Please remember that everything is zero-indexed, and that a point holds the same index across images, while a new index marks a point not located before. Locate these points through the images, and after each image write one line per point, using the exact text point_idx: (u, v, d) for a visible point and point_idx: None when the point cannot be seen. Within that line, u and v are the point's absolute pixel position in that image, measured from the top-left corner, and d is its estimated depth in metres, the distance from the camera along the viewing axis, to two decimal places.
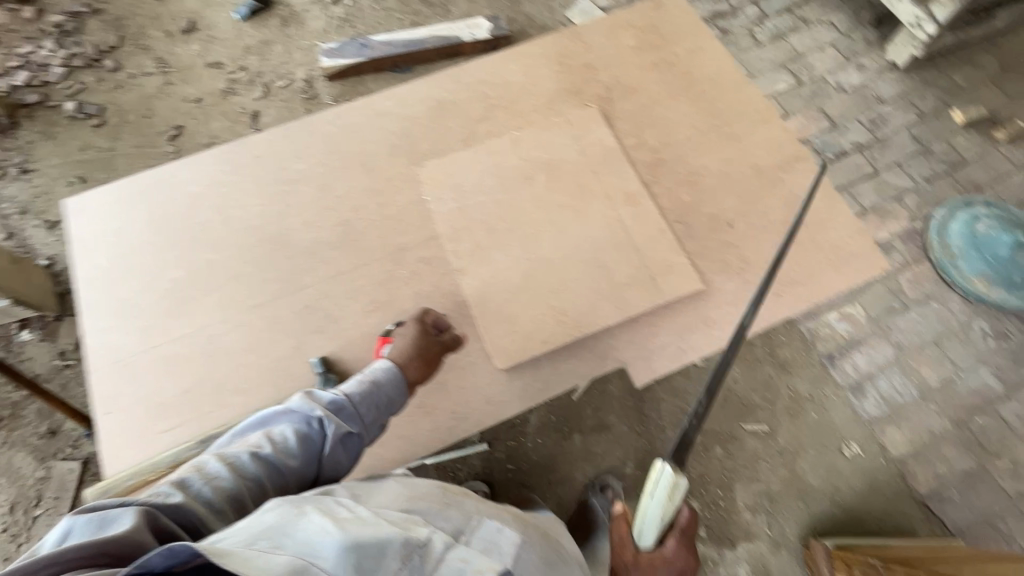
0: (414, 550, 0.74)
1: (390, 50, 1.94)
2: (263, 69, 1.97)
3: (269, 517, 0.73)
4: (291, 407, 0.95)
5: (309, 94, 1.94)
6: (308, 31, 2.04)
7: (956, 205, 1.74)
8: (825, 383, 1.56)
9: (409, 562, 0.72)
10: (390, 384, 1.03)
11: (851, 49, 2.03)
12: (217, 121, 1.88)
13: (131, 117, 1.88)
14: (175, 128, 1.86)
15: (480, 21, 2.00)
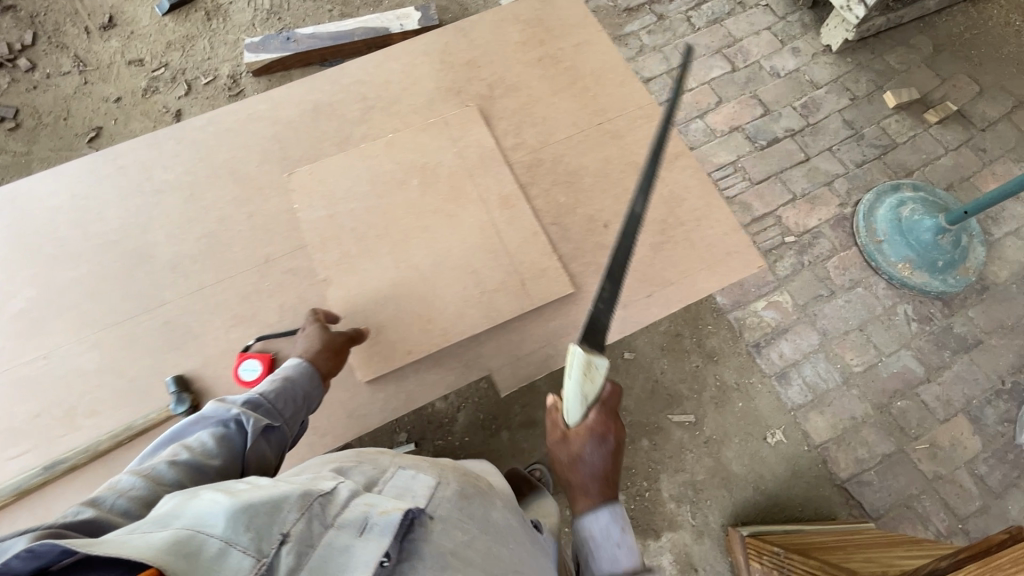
0: (314, 503, 0.59)
1: (316, 43, 1.88)
2: (186, 65, 1.90)
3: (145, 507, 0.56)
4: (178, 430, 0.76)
5: (234, 91, 1.89)
6: (234, 24, 1.97)
7: (884, 190, 1.74)
8: (751, 372, 1.57)
9: (309, 514, 0.57)
10: (312, 379, 0.75)
11: (787, 32, 2.01)
12: (139, 121, 1.83)
13: (48, 119, 1.81)
14: (94, 130, 1.80)
15: (409, 11, 1.94)
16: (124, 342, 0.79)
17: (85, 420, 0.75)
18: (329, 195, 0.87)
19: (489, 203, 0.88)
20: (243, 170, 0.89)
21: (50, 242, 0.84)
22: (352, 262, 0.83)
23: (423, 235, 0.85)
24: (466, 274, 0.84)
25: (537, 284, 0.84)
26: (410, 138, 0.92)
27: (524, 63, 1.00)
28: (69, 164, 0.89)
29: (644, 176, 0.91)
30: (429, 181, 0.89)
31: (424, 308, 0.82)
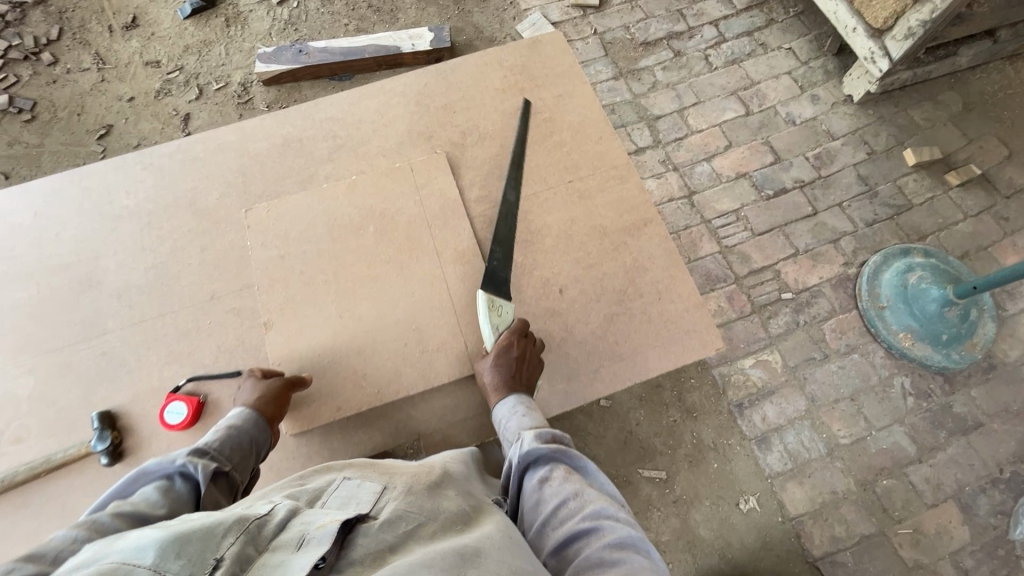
0: (251, 527, 0.52)
1: (327, 58, 1.89)
2: (200, 69, 1.94)
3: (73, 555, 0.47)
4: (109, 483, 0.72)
5: (243, 98, 1.91)
6: (251, 32, 1.99)
7: (892, 254, 1.66)
8: (730, 433, 1.51)
9: (246, 537, 0.50)
10: (256, 424, 0.72)
11: (808, 78, 1.94)
12: (147, 121, 1.86)
13: (63, 115, 1.86)
14: (104, 127, 1.84)
15: (422, 32, 1.94)
16: (59, 370, 0.79)
17: (8, 446, 0.75)
18: (282, 235, 0.86)
19: (443, 256, 0.85)
20: (202, 202, 0.89)
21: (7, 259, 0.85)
22: (294, 308, 0.82)
23: (372, 286, 0.83)
24: (410, 331, 0.81)
25: (480, 347, 0.81)
26: (371, 181, 0.90)
27: (501, 111, 0.97)
28: (34, 181, 0.90)
29: (609, 243, 0.88)
30: (385, 229, 0.87)
31: (361, 364, 0.80)
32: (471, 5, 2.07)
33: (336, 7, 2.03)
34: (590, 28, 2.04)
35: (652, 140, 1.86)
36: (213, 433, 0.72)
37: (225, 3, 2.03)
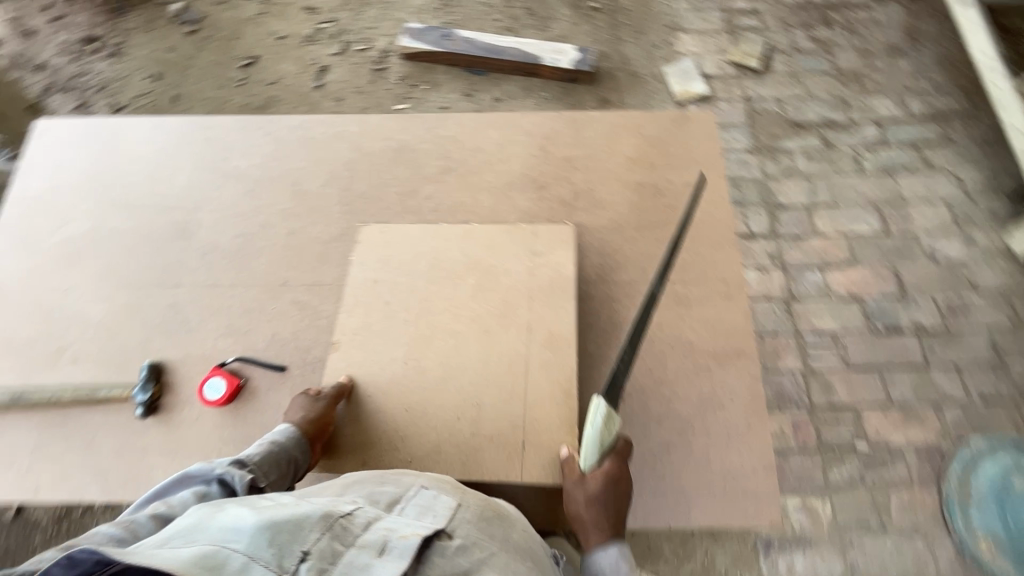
0: (337, 522, 0.53)
1: (468, 49, 1.90)
2: (350, 28, 2.00)
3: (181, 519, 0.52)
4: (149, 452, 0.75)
5: (380, 66, 1.94)
6: (407, 5, 2.04)
7: (1002, 444, 1.46)
8: (746, 568, 1.38)
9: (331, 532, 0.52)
10: (298, 445, 0.69)
11: (967, 214, 1.71)
12: (288, 64, 1.94)
13: (220, 37, 1.98)
14: (250, 59, 1.94)
15: (567, 50, 1.91)
16: (132, 310, 0.84)
17: (67, 364, 0.81)
18: (380, 260, 0.83)
19: (531, 337, 0.77)
20: (305, 187, 0.92)
21: (121, 190, 0.92)
22: (366, 338, 0.78)
23: (451, 344, 0.78)
24: (469, 406, 0.74)
25: (535, 455, 0.71)
26: (486, 232, 0.86)
27: (623, 182, 0.92)
28: (168, 122, 0.97)
29: (690, 361, 0.81)
30: (481, 287, 0.81)
31: (408, 422, 0.74)
32: (625, 34, 2.00)
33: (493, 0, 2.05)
34: (741, 91, 1.91)
35: (768, 228, 1.72)
36: (255, 447, 0.70)
37: None
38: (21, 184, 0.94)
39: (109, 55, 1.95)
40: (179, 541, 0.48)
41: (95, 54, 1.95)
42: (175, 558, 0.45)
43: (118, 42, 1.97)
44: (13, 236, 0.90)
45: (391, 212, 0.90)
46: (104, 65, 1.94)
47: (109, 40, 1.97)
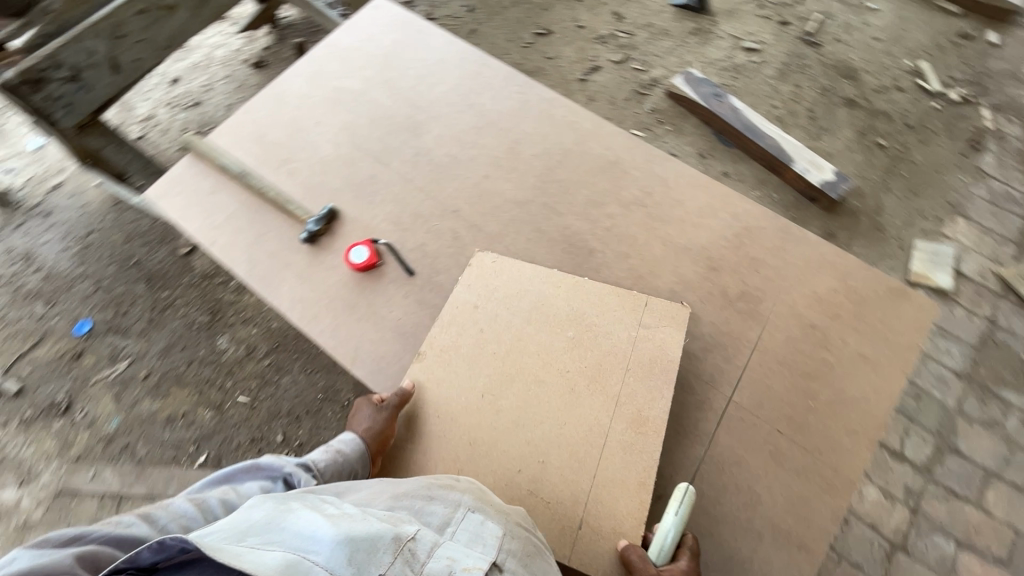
0: (405, 544, 0.56)
1: (729, 116, 1.91)
2: (640, 46, 2.15)
3: (249, 513, 0.57)
4: (289, 274, 0.93)
5: (643, 89, 2.06)
6: (702, 52, 2.13)
7: None
8: None
9: (401, 558, 0.55)
10: (360, 459, 0.76)
11: None
12: (570, 50, 2.15)
13: (536, 3, 2.26)
14: (545, 31, 2.19)
15: (826, 168, 1.79)
16: (348, 163, 1.01)
17: (286, 173, 1.01)
18: (488, 289, 0.87)
19: (618, 412, 0.78)
20: (522, 147, 1.01)
21: (400, 77, 1.09)
22: (451, 357, 0.83)
23: (526, 395, 0.79)
24: (534, 460, 0.76)
25: (588, 542, 0.71)
26: (598, 290, 0.86)
27: (797, 315, 0.86)
28: (436, 34, 1.14)
29: (745, 517, 0.75)
30: (580, 343, 0.82)
31: (470, 461, 0.76)
32: (897, 185, 1.83)
33: (782, 86, 2.04)
34: (990, 311, 1.63)
35: (925, 462, 1.45)
36: (324, 452, 0.77)
37: (708, 18, 2.20)
38: (341, 35, 1.14)
39: None
40: (261, 540, 0.53)
41: None
42: (261, 563, 0.49)
43: None
44: (314, 67, 1.11)
45: (572, 207, 0.95)
46: None
47: None
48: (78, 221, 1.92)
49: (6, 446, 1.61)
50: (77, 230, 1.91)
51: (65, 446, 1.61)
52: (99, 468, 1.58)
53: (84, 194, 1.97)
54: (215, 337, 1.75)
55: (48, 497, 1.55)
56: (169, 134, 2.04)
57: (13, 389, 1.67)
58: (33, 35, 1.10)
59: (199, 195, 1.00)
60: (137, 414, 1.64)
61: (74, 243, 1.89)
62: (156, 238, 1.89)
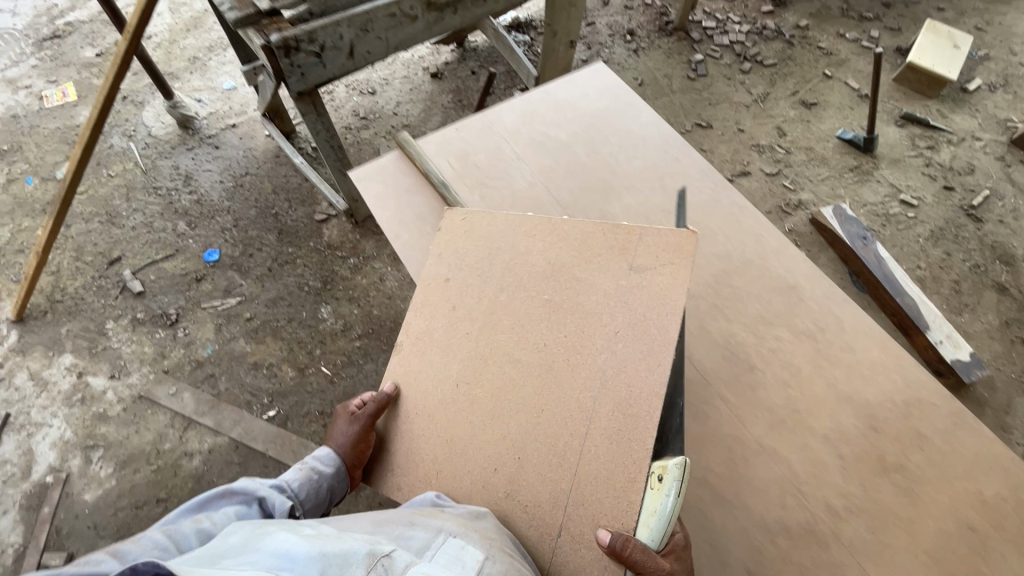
0: (379, 561, 0.56)
1: (872, 260, 1.86)
2: (793, 165, 2.16)
3: (231, 541, 0.60)
4: None
5: (787, 208, 2.07)
6: (856, 191, 2.11)
7: None
8: None
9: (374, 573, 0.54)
10: (338, 476, 0.87)
11: None
12: (724, 149, 2.20)
13: (705, 96, 2.34)
14: (704, 124, 2.26)
15: (962, 346, 1.68)
16: (536, 204, 1.07)
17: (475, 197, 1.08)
18: (456, 266, 0.97)
19: (600, 393, 0.80)
20: (704, 242, 1.02)
21: (606, 143, 1.15)
22: (425, 344, 0.93)
23: (495, 380, 0.87)
24: (509, 459, 0.81)
25: (567, 548, 0.74)
26: (584, 232, 0.92)
27: (956, 509, 0.80)
28: (599, 75, 1.25)
29: None
30: (555, 307, 0.88)
31: (447, 463, 0.84)
32: None
33: (930, 249, 1.99)
34: None
35: None
36: (295, 471, 0.87)
37: (871, 159, 2.18)
38: (558, 86, 1.23)
39: (631, 52, 2.46)
40: (238, 562, 0.54)
41: (624, 46, 2.47)
42: None
43: (640, 47, 2.47)
44: (527, 107, 1.19)
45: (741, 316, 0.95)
46: (623, 56, 2.45)
47: (639, 42, 2.48)
48: (239, 160, 2.10)
49: (113, 338, 1.73)
50: (236, 169, 2.08)
51: (160, 356, 1.71)
52: (180, 387, 1.66)
53: (253, 140, 2.16)
54: (320, 304, 1.82)
55: (130, 397, 1.64)
56: (342, 111, 2.22)
57: (136, 288, 1.80)
58: (303, 9, 1.22)
59: (395, 190, 1.09)
60: (229, 350, 1.73)
61: (229, 179, 2.06)
62: (298, 197, 2.02)
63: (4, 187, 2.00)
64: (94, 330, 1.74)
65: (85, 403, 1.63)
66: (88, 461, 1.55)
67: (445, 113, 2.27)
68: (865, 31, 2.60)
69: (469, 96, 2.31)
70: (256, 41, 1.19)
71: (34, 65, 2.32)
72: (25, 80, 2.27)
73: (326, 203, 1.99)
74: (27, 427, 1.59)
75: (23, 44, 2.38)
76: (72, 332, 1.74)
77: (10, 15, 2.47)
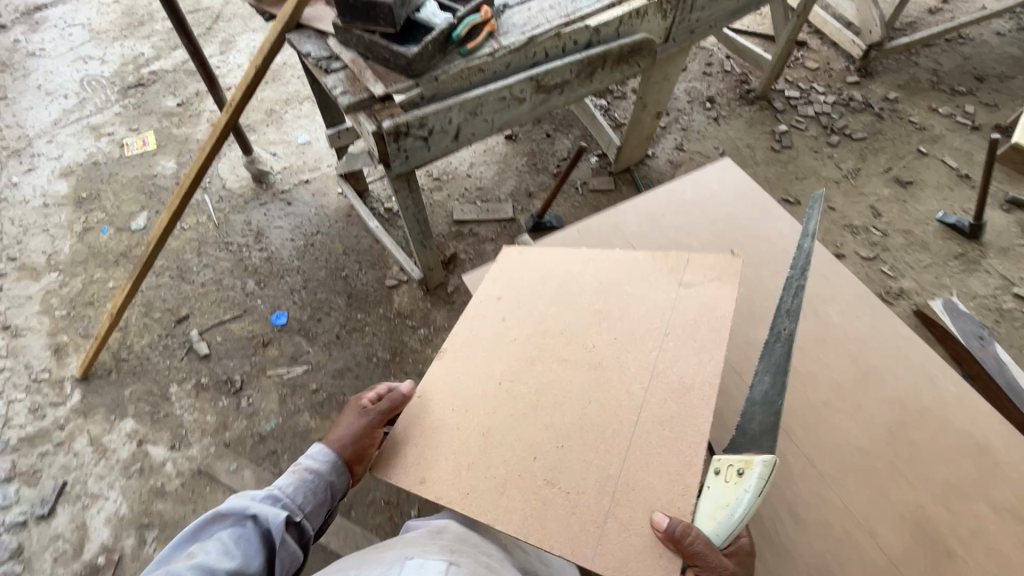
0: None
1: (992, 361, 1.66)
2: (892, 249, 2.02)
3: None
4: None
5: (889, 296, 1.92)
6: (964, 282, 1.95)
7: None
8: None
9: None
10: (336, 470, 0.85)
11: None
12: (816, 228, 2.08)
13: (791, 169, 2.23)
14: (792, 200, 2.15)
15: None
16: None
17: None
18: (509, 284, 0.96)
19: (653, 385, 0.77)
20: (872, 384, 0.89)
21: (726, 240, 1.09)
22: (469, 349, 0.87)
23: (539, 373, 0.81)
24: (552, 449, 0.73)
25: (615, 539, 0.65)
26: (635, 258, 0.96)
27: None
28: (731, 172, 1.18)
29: None
30: (606, 313, 0.87)
31: (481, 451, 0.74)
32: None
33: None
34: None
35: None
36: (287, 476, 0.84)
37: (978, 247, 2.02)
38: (681, 185, 1.17)
39: (711, 119, 2.38)
40: None
41: (704, 113, 2.40)
42: None
43: (722, 115, 2.39)
44: (649, 207, 1.14)
45: (895, 438, 0.84)
46: (703, 123, 2.37)
47: (720, 110, 2.40)
48: (311, 219, 2.06)
49: (175, 404, 1.66)
50: (307, 227, 2.04)
51: (223, 427, 1.63)
52: (241, 463, 1.57)
53: (325, 197, 2.12)
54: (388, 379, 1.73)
55: (189, 471, 1.56)
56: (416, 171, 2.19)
57: (202, 351, 1.74)
58: (415, 93, 1.15)
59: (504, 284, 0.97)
60: (293, 425, 1.64)
61: (300, 237, 2.01)
62: (369, 260, 1.96)
63: (80, 236, 1.99)
64: (157, 394, 1.68)
65: (143, 474, 1.55)
66: (142, 542, 1.46)
67: (519, 176, 2.20)
68: (958, 105, 2.47)
69: (544, 159, 2.25)
70: (366, 126, 1.13)
71: (118, 112, 2.36)
72: (109, 127, 2.31)
73: (398, 267, 1.92)
74: (82, 498, 1.51)
75: (108, 92, 2.43)
76: (134, 394, 1.67)
77: (99, 62, 2.54)
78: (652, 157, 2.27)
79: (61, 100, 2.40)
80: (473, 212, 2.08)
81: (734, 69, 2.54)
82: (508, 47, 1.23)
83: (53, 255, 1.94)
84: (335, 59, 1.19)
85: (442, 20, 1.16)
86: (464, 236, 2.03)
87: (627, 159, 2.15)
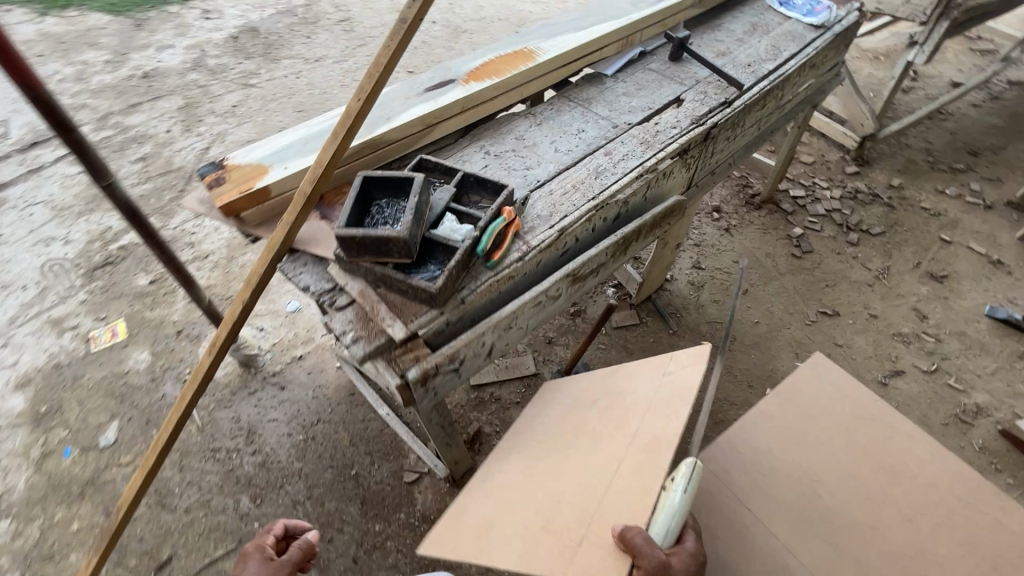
0: None
1: None
2: (952, 356, 1.85)
3: None
4: None
5: (966, 415, 1.72)
6: None
7: None
8: None
9: None
10: None
11: None
12: (865, 340, 1.91)
13: (819, 277, 2.10)
14: (830, 310, 1.99)
15: None
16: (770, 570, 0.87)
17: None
18: (544, 406, 1.12)
19: (632, 443, 0.88)
20: None
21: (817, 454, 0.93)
22: (508, 454, 1.04)
23: (553, 456, 0.96)
24: (550, 504, 0.87)
25: (583, 558, 0.77)
26: (632, 365, 1.07)
27: None
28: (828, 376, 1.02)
29: None
30: (608, 405, 1.01)
31: (496, 519, 0.89)
32: None
33: None
34: None
35: None
36: None
37: None
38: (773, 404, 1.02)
39: (722, 230, 2.27)
40: None
41: (714, 223, 2.29)
42: None
43: (732, 224, 2.28)
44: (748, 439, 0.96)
45: None
46: (715, 234, 2.26)
47: (729, 219, 2.30)
48: (309, 403, 1.81)
49: None
50: (306, 415, 1.78)
51: None
52: None
53: (322, 373, 1.89)
54: None
55: None
56: None
57: None
58: (442, 322, 0.96)
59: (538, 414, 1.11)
60: None
61: (298, 430, 1.75)
62: (381, 451, 1.70)
63: (38, 463, 1.70)
64: None
65: None
66: None
67: None
68: (963, 183, 2.43)
69: None
70: (388, 378, 0.92)
71: (83, 299, 2.14)
72: (73, 319, 2.07)
73: (416, 456, 1.67)
74: None
75: (73, 276, 2.22)
76: None
77: (62, 243, 2.35)
78: (671, 280, 2.11)
79: (19, 293, 2.17)
80: (492, 374, 1.86)
81: (732, 172, 2.47)
82: (539, 247, 1.06)
83: (4, 495, 1.64)
84: (339, 290, 1.01)
85: (465, 235, 0.99)
86: (485, 403, 1.80)
87: (648, 289, 1.98)
